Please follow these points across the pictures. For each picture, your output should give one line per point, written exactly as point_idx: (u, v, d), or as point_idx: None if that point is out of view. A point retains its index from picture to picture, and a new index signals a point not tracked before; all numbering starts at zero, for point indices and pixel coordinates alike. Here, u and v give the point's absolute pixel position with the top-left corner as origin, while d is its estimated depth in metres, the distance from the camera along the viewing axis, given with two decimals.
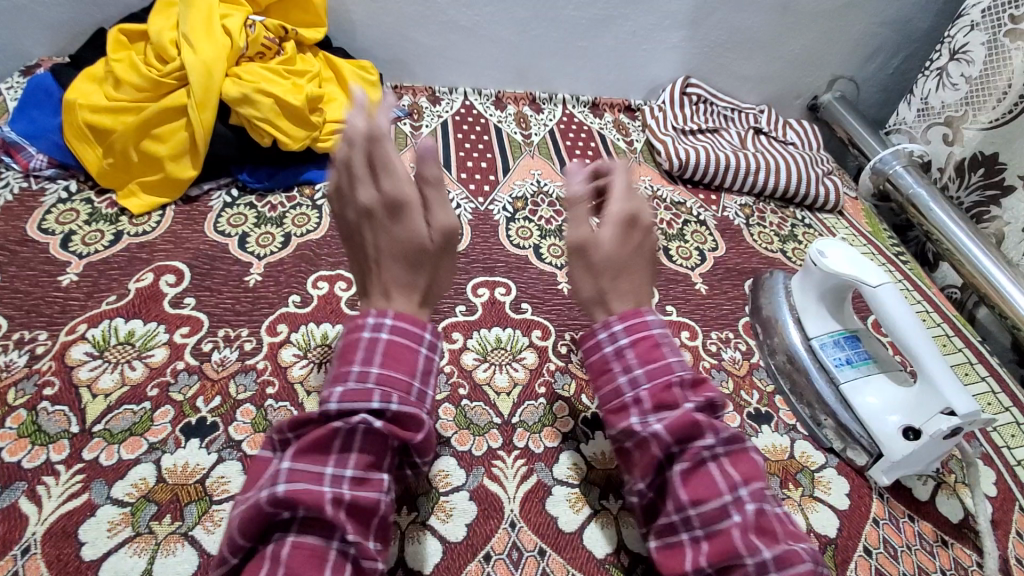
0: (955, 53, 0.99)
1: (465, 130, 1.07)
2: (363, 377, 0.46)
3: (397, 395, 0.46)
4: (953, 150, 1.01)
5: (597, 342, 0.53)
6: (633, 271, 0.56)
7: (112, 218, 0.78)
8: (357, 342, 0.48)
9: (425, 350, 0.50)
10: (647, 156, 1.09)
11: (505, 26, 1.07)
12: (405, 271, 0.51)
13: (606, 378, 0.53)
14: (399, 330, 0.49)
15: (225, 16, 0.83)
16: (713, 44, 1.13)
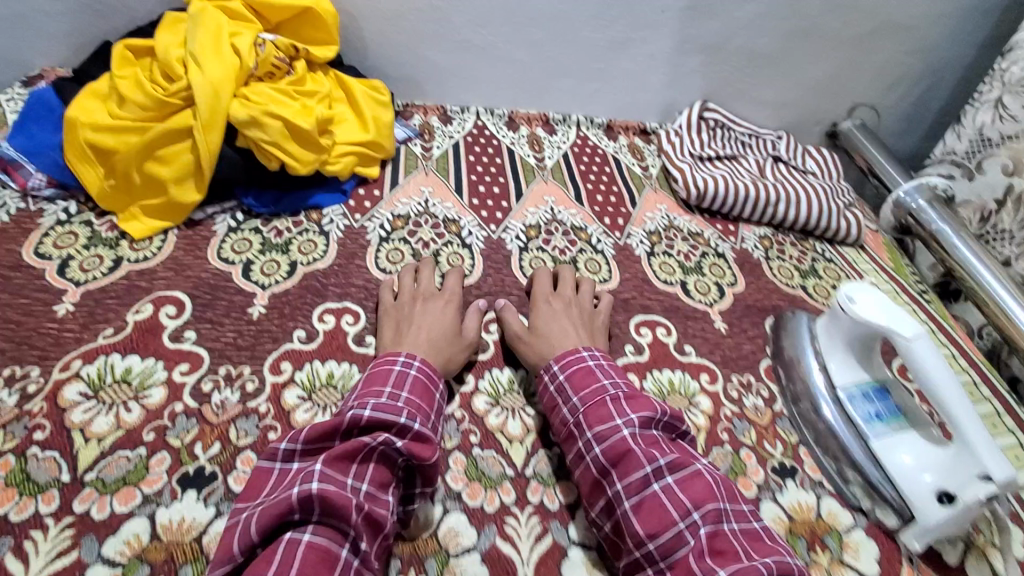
0: (1010, 85, 0.98)
1: (477, 152, 1.04)
2: (393, 400, 0.55)
3: (418, 419, 0.55)
4: (1014, 182, 0.97)
5: (544, 385, 0.64)
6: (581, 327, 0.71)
7: (112, 242, 0.75)
8: (386, 373, 0.59)
9: (439, 393, 0.61)
10: (662, 183, 1.06)
11: (521, 47, 1.05)
12: (439, 339, 0.65)
13: (555, 413, 0.62)
14: (422, 369, 0.60)
15: (235, 35, 0.80)
16: (733, 69, 1.11)
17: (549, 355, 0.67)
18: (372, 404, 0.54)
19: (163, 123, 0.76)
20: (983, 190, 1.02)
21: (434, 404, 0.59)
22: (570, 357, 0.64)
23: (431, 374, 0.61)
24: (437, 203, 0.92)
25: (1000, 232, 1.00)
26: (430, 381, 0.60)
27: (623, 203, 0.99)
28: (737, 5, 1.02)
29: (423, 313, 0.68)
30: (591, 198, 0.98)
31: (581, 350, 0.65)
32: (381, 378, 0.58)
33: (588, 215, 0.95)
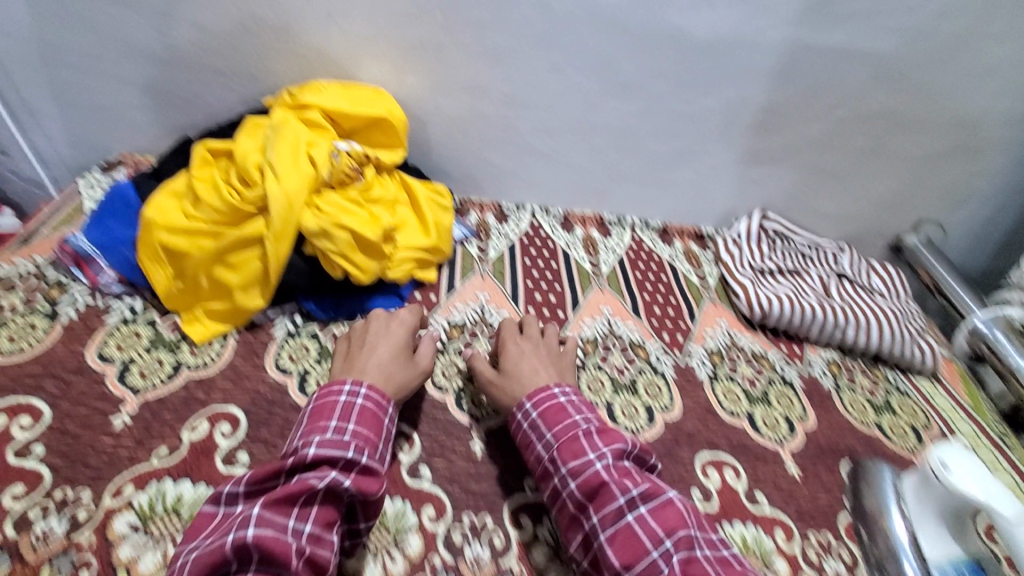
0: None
1: (533, 254, 1.03)
2: (339, 434, 0.59)
3: (365, 452, 0.59)
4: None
5: (517, 421, 0.68)
6: (547, 366, 0.75)
7: (173, 344, 0.75)
8: (332, 405, 0.62)
9: (388, 419, 0.64)
10: (721, 295, 1.03)
11: (582, 153, 1.06)
12: (399, 370, 0.70)
13: (529, 449, 0.66)
14: (370, 398, 0.64)
15: (313, 146, 0.82)
16: (794, 182, 1.09)
17: (520, 395, 0.70)
18: (319, 442, 0.57)
19: (236, 229, 0.77)
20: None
21: (382, 432, 0.63)
22: (542, 395, 0.68)
23: (378, 401, 0.64)
24: (493, 311, 0.90)
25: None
26: (375, 411, 0.63)
27: (682, 316, 0.95)
28: (803, 124, 1.01)
29: (380, 343, 0.72)
30: (648, 310, 0.96)
31: (553, 388, 0.69)
32: (327, 411, 0.61)
33: (646, 330, 0.91)
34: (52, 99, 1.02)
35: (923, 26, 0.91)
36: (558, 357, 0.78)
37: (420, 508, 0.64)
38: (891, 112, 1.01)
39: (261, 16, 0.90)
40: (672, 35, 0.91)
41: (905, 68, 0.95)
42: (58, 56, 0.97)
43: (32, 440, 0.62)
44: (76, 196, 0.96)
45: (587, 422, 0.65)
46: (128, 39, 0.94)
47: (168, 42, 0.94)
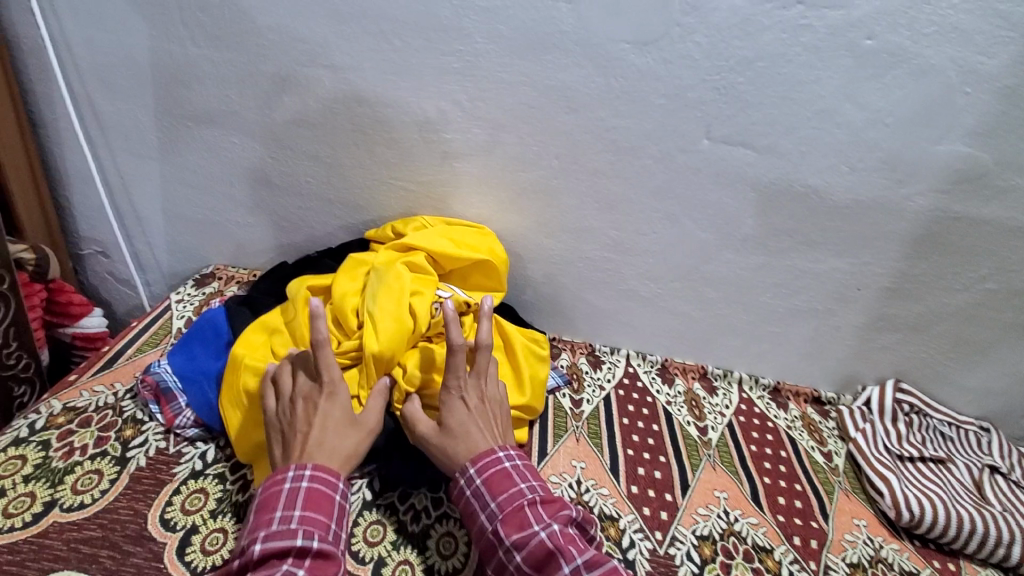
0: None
1: (631, 412, 0.92)
2: (285, 523, 0.54)
3: (317, 535, 0.54)
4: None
5: (461, 489, 0.63)
6: (492, 421, 0.69)
7: (241, 509, 0.67)
8: (278, 493, 0.57)
9: (340, 497, 0.60)
10: (853, 482, 0.88)
11: (690, 303, 0.97)
12: (343, 435, 0.64)
13: (473, 519, 0.61)
14: (319, 478, 0.59)
15: (415, 295, 0.77)
16: (933, 352, 0.96)
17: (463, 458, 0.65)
18: (264, 535, 0.53)
19: None
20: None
21: (334, 512, 0.58)
22: (486, 459, 0.63)
23: (328, 476, 0.59)
24: (590, 486, 0.78)
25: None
26: (324, 489, 0.59)
27: (810, 511, 0.81)
28: (949, 293, 0.90)
29: (322, 416, 0.64)
30: (770, 498, 0.82)
31: (497, 452, 0.64)
32: (272, 501, 0.57)
33: (773, 529, 0.77)
34: (162, 213, 1.04)
35: None
36: (501, 407, 0.72)
37: None
38: None
39: (374, 152, 0.90)
40: (804, 195, 0.84)
41: None
42: (175, 177, 0.99)
43: None
44: (167, 313, 0.95)
45: (529, 488, 0.61)
46: (243, 165, 0.96)
47: (280, 170, 0.95)
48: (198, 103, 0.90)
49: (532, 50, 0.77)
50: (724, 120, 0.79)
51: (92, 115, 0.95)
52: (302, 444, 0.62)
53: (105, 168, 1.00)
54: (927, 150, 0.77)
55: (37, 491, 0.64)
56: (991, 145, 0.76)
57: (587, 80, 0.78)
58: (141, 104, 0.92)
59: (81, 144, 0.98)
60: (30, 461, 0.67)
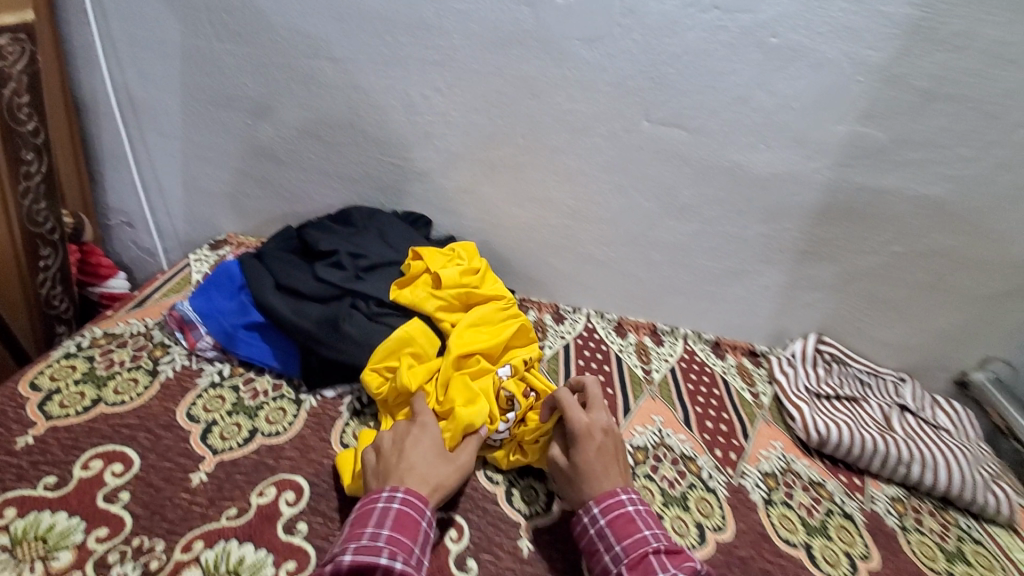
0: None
1: (586, 356, 1.07)
2: (374, 540, 0.60)
3: (400, 557, 0.59)
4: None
5: (584, 526, 0.68)
6: (615, 461, 0.73)
7: (252, 410, 0.81)
8: (371, 511, 0.63)
9: (426, 523, 0.64)
10: (775, 414, 1.02)
11: (638, 265, 1.12)
12: (432, 460, 0.70)
13: (596, 558, 0.66)
14: (409, 502, 0.64)
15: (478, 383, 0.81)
16: (851, 310, 1.10)
17: (588, 495, 0.70)
18: (355, 547, 0.59)
19: None
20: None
21: (419, 536, 0.63)
22: (609, 501, 0.69)
23: (416, 503, 0.65)
24: None
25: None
26: (409, 511, 0.63)
27: (734, 433, 0.95)
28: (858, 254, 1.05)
29: (413, 448, 0.70)
30: (700, 422, 0.96)
31: (619, 492, 0.70)
32: (365, 517, 0.62)
33: (697, 443, 0.92)
34: (184, 186, 1.20)
35: (983, 175, 0.93)
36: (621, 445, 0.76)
37: None
38: (952, 250, 1.00)
39: (369, 132, 1.06)
40: (729, 169, 0.99)
41: None
42: (196, 154, 1.15)
43: (120, 487, 0.67)
44: (187, 268, 1.10)
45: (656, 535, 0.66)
46: (258, 144, 1.12)
47: (289, 148, 1.11)
48: (220, 90, 1.07)
49: (500, 44, 0.94)
50: (660, 103, 0.95)
51: (128, 100, 1.11)
52: (396, 470, 0.68)
53: (137, 146, 1.16)
54: (828, 129, 0.93)
55: (86, 390, 0.78)
56: (880, 125, 0.91)
57: (546, 70, 0.95)
58: (172, 90, 1.08)
59: (118, 125, 1.14)
60: (80, 369, 0.81)
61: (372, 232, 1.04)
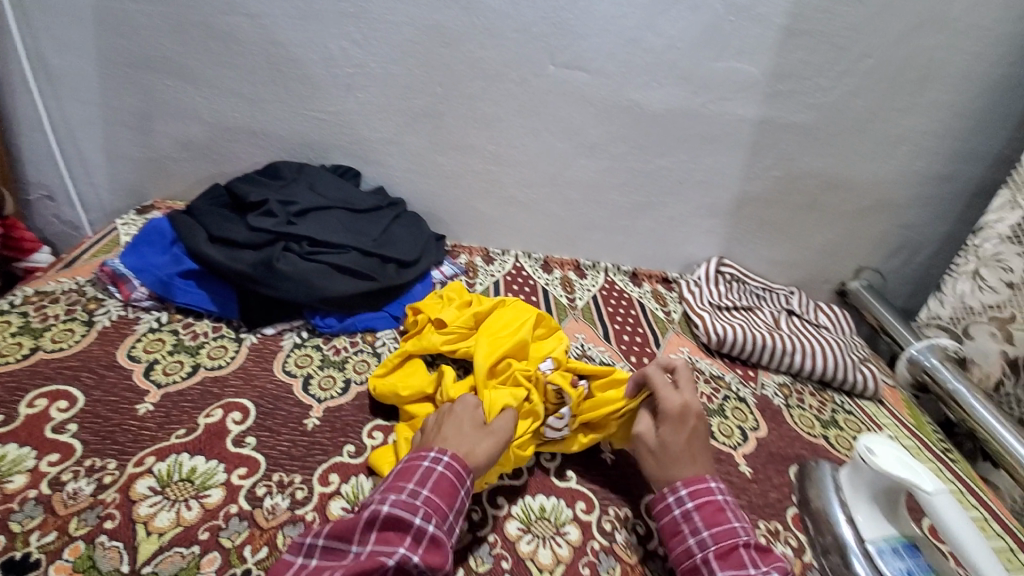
0: (986, 261, 1.06)
1: (515, 289, 1.16)
2: (413, 498, 0.58)
3: (435, 522, 0.57)
4: (1006, 350, 1.02)
5: (667, 505, 0.65)
6: (702, 449, 0.69)
7: (193, 349, 0.85)
8: (416, 469, 0.61)
9: (465, 491, 0.61)
10: (684, 327, 1.15)
11: (558, 204, 1.21)
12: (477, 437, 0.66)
13: (678, 539, 0.63)
14: (453, 468, 0.61)
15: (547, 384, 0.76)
16: (746, 232, 1.25)
17: (676, 478, 0.66)
18: (394, 502, 0.57)
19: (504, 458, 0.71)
20: (975, 354, 1.08)
21: (458, 503, 0.60)
22: (699, 487, 0.65)
23: (459, 470, 0.61)
24: None
25: (1005, 397, 1.03)
26: (451, 476, 0.61)
27: (648, 343, 1.07)
28: (747, 181, 1.18)
29: (450, 424, 0.67)
30: (618, 336, 1.07)
31: (709, 481, 0.65)
32: (410, 473, 0.60)
33: (615, 353, 1.03)
34: (105, 153, 1.18)
35: (838, 101, 1.09)
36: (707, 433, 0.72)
37: None
38: (822, 172, 1.18)
39: (290, 87, 1.09)
40: (630, 108, 1.09)
41: (829, 137, 1.13)
42: (114, 119, 1.14)
43: (67, 420, 0.70)
44: (114, 232, 1.10)
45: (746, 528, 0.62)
46: (178, 105, 1.12)
47: (210, 107, 1.12)
48: (133, 50, 1.06)
49: None
50: (563, 48, 1.03)
51: (35, 64, 1.09)
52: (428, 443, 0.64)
53: (49, 114, 1.14)
54: (710, 67, 1.04)
55: (22, 340, 0.80)
56: (753, 61, 1.04)
57: (456, 19, 1.01)
58: (82, 53, 1.07)
59: (26, 92, 1.11)
60: (13, 323, 0.82)
61: (303, 184, 1.07)
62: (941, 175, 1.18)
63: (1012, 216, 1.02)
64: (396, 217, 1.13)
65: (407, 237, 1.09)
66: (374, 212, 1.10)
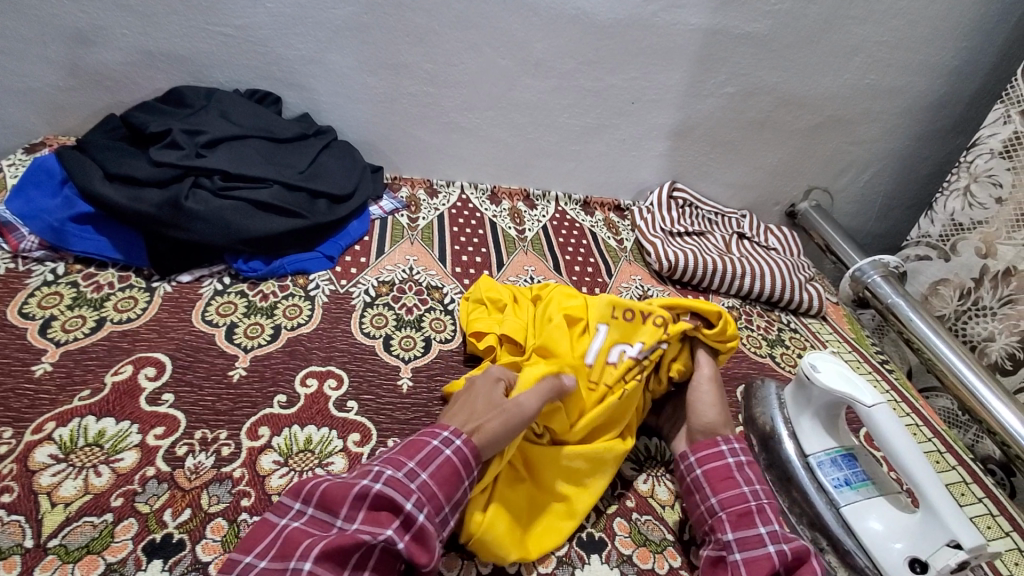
0: (978, 177, 1.05)
1: (461, 223, 1.09)
2: (409, 480, 0.52)
3: (427, 510, 0.51)
4: (988, 264, 1.03)
5: (720, 452, 0.64)
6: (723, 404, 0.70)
7: (97, 303, 0.76)
8: (422, 446, 0.56)
9: (468, 483, 0.56)
10: (636, 255, 1.12)
11: (504, 130, 1.13)
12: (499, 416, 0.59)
13: (729, 484, 0.61)
14: (462, 456, 0.56)
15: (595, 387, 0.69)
16: (699, 154, 1.21)
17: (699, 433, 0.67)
18: (386, 479, 0.51)
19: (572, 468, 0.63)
20: (961, 268, 1.09)
21: (455, 495, 0.54)
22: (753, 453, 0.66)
23: (465, 459, 0.56)
24: (421, 270, 0.95)
25: (981, 309, 1.04)
26: (454, 463, 0.55)
27: (599, 273, 1.04)
28: (701, 99, 1.13)
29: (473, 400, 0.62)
30: (568, 268, 1.04)
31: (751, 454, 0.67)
32: (413, 450, 0.55)
33: (566, 284, 1.00)
34: None
35: (794, 8, 1.03)
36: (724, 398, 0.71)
37: (345, 435, 0.65)
38: (777, 86, 1.13)
39: None
40: (576, 18, 1.00)
41: (784, 48, 1.08)
42: None
43: None
44: None
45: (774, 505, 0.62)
46: (51, 21, 0.94)
47: (92, 22, 0.95)
48: None
49: None
50: None
51: None
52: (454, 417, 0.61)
53: None
54: None
55: None
56: None
57: None
58: None
59: None
60: None
61: (212, 111, 0.95)
62: (893, 87, 1.16)
63: (1005, 129, 1.00)
64: (326, 147, 1.02)
65: (337, 168, 1.00)
66: (299, 141, 1.00)
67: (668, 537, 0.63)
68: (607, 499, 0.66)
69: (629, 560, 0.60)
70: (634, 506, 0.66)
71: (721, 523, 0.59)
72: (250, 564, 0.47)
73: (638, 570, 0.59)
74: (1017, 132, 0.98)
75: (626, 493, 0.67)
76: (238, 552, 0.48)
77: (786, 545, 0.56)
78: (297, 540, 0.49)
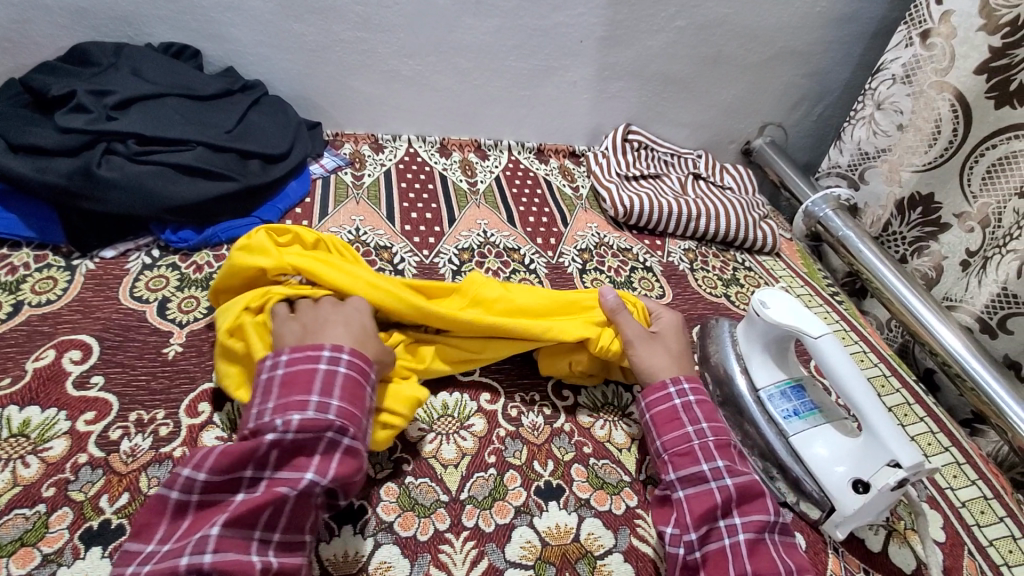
0: (881, 104, 1.05)
1: (408, 178, 1.04)
2: (320, 413, 0.51)
3: (349, 434, 0.51)
4: (893, 190, 1.06)
5: (667, 395, 0.64)
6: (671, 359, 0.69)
7: (12, 286, 0.70)
8: (310, 374, 0.53)
9: (370, 389, 0.56)
10: (592, 203, 1.10)
11: (448, 76, 1.07)
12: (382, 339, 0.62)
13: (675, 425, 0.62)
14: (354, 365, 0.55)
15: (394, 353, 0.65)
16: (653, 94, 1.17)
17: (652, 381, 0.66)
18: (295, 424, 0.50)
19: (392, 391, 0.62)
20: (869, 198, 1.12)
21: (365, 406, 0.54)
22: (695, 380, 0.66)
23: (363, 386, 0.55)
24: (368, 231, 0.91)
25: (895, 236, 1.08)
26: (351, 394, 0.53)
27: (554, 223, 1.02)
28: (651, 35, 1.08)
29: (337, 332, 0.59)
30: (522, 219, 1.01)
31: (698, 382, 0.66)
32: (303, 383, 0.53)
33: (520, 236, 0.97)
34: None
35: None
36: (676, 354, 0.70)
37: None
38: (726, 18, 1.09)
39: None
40: None
41: None
42: None
43: None
44: None
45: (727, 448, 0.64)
46: None
47: None
48: None
49: None
50: None
51: None
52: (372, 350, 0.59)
53: None
54: None
55: None
56: None
57: None
58: None
59: None
60: None
61: (122, 68, 0.86)
62: (844, 14, 1.13)
63: (907, 53, 0.99)
64: (254, 104, 0.95)
65: (270, 126, 0.93)
66: (224, 98, 0.92)
67: (625, 478, 0.64)
68: (564, 447, 0.66)
69: (586, 503, 0.61)
70: (592, 452, 0.66)
71: (665, 466, 0.60)
72: (151, 552, 0.45)
73: (596, 512, 0.60)
74: (919, 55, 0.97)
75: (583, 440, 0.67)
76: (135, 543, 0.46)
77: (734, 480, 0.57)
78: (202, 517, 0.47)
